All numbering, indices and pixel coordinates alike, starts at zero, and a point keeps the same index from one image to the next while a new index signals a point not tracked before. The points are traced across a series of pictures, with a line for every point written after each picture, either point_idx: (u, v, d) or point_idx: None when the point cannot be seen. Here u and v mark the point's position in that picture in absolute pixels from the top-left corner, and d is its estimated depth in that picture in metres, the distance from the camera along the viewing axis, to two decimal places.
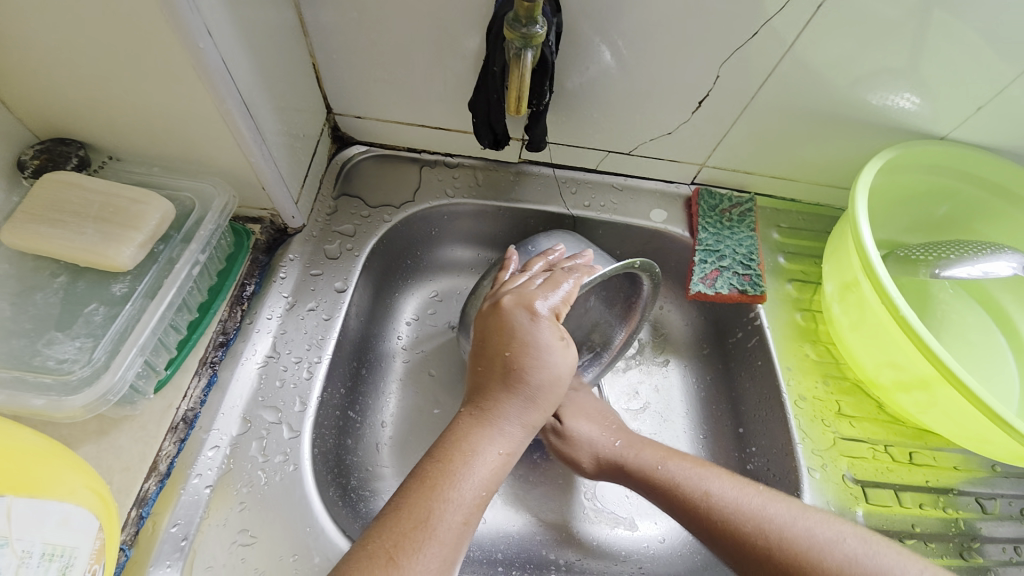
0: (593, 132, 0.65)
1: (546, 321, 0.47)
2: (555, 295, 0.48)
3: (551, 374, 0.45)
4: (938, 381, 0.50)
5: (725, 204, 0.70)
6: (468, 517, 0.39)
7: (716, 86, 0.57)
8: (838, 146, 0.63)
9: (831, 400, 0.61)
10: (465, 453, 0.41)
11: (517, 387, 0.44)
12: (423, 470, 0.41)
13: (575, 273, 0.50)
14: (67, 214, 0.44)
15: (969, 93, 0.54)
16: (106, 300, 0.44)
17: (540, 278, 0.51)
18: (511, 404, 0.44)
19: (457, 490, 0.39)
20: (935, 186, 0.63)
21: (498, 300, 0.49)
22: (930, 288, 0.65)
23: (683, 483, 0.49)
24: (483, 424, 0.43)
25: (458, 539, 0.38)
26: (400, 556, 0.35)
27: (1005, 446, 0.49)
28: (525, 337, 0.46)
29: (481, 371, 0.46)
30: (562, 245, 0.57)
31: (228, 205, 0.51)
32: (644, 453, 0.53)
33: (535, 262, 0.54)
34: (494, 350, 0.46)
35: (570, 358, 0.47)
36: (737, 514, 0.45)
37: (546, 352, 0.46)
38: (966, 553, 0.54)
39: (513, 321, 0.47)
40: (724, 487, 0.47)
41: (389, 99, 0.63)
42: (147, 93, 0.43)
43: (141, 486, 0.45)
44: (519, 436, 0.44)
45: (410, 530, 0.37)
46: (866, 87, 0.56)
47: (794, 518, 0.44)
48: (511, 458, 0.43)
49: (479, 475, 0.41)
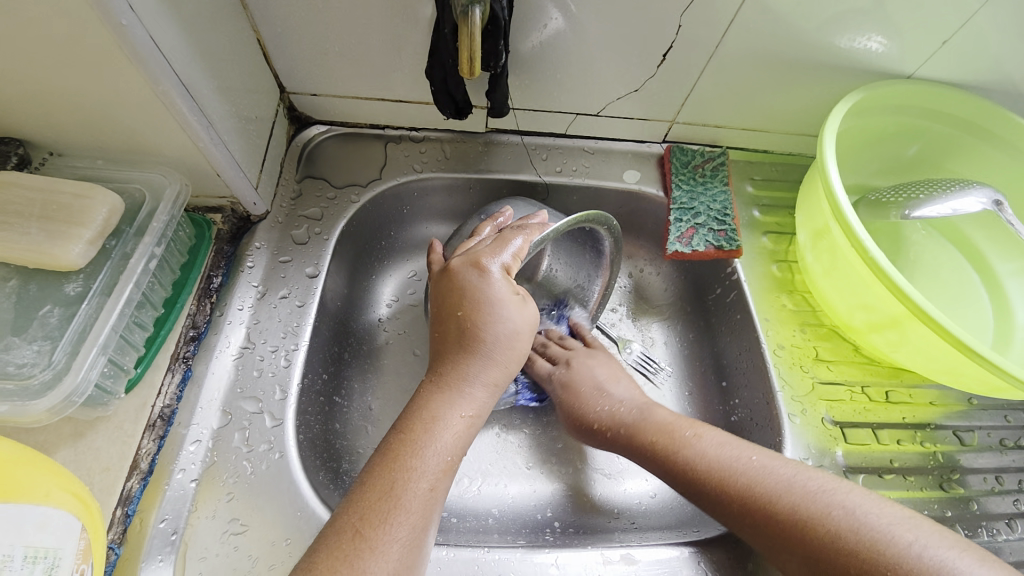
0: (558, 94, 0.63)
1: (497, 277, 0.46)
2: (506, 252, 0.47)
3: (507, 329, 0.45)
4: (907, 318, 0.50)
5: (698, 159, 0.70)
6: (434, 484, 0.40)
7: (679, 37, 0.55)
8: (805, 92, 0.62)
9: (808, 346, 0.62)
10: (427, 421, 0.41)
11: (473, 346, 0.45)
12: (387, 444, 0.41)
13: (525, 230, 0.49)
14: (9, 215, 0.42)
15: (933, 28, 0.53)
16: (60, 300, 0.42)
17: (490, 240, 0.50)
18: (470, 364, 0.44)
19: (420, 458, 0.40)
20: (904, 126, 0.63)
21: (447, 264, 0.49)
22: (903, 230, 0.65)
23: (674, 453, 0.47)
24: (442, 389, 0.43)
25: (427, 506, 0.39)
26: (366, 529, 0.36)
27: (978, 377, 0.50)
28: (477, 295, 0.45)
29: (440, 335, 0.47)
30: (511, 209, 0.57)
31: (181, 195, 0.50)
32: (639, 433, 0.51)
33: (484, 228, 0.53)
34: (448, 312, 0.46)
35: (528, 314, 0.47)
36: (727, 485, 0.44)
37: (499, 307, 0.45)
38: (946, 484, 0.56)
39: (462, 281, 0.46)
40: (711, 458, 0.45)
41: (344, 74, 0.60)
42: (78, 81, 0.41)
43: (123, 485, 0.44)
44: (481, 397, 0.44)
45: (376, 503, 0.37)
46: (831, 29, 0.54)
47: (787, 475, 0.42)
48: (476, 419, 0.43)
49: (443, 441, 0.41)
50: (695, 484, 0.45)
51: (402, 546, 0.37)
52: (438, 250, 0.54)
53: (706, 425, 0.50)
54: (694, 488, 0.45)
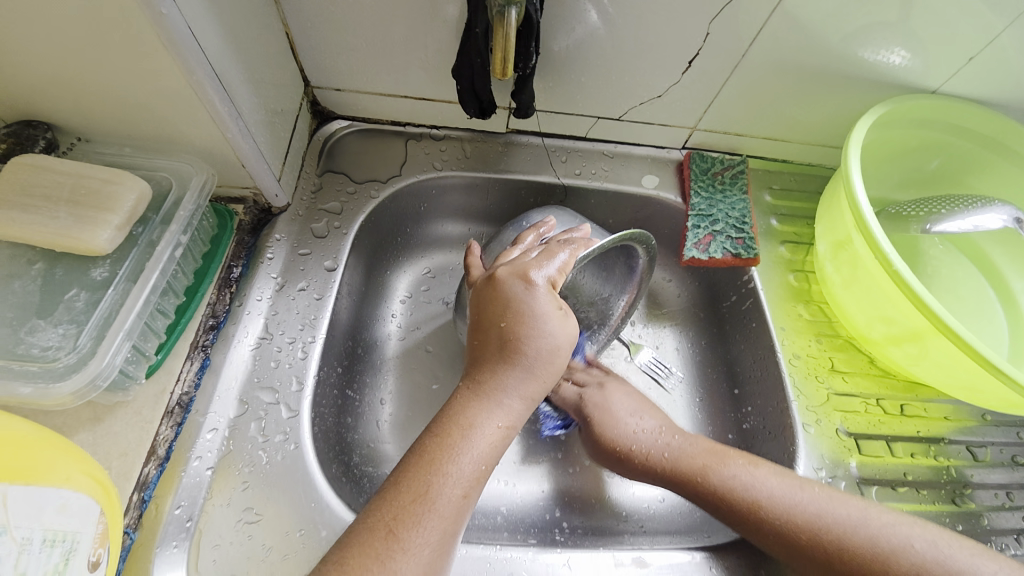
0: (581, 97, 0.63)
1: (542, 290, 0.46)
2: (551, 266, 0.48)
3: (549, 344, 0.45)
4: (929, 333, 0.50)
5: (717, 166, 0.70)
6: (467, 491, 0.39)
7: (707, 45, 0.55)
8: (829, 104, 0.62)
9: (824, 356, 0.62)
10: (463, 427, 0.41)
11: (514, 358, 0.44)
12: (422, 445, 0.41)
13: (571, 244, 0.49)
14: (39, 198, 0.42)
15: (961, 44, 0.53)
16: (87, 285, 0.42)
17: (535, 251, 0.50)
18: (509, 376, 0.44)
19: (456, 463, 0.39)
20: (926, 140, 0.63)
21: (493, 271, 0.48)
22: (921, 244, 0.65)
23: (732, 491, 0.47)
24: (480, 398, 0.43)
25: (458, 512, 0.38)
26: (399, 529, 0.36)
27: (998, 394, 0.49)
28: (521, 307, 0.45)
29: (478, 343, 0.46)
30: (554, 219, 0.57)
31: (207, 184, 0.50)
32: (685, 458, 0.51)
33: (527, 236, 0.54)
34: (491, 321, 0.46)
35: (568, 329, 0.46)
36: (795, 524, 0.44)
37: (543, 322, 0.45)
38: (958, 498, 0.55)
39: (507, 291, 0.46)
40: (776, 493, 0.46)
41: (369, 70, 0.60)
42: (113, 68, 0.41)
43: (141, 470, 0.44)
44: (518, 409, 0.43)
45: (410, 504, 0.37)
46: (858, 42, 0.54)
47: (864, 519, 0.44)
48: (511, 430, 0.43)
49: (478, 449, 0.41)
50: (763, 528, 0.46)
51: (432, 550, 0.36)
52: (475, 255, 0.54)
53: (763, 459, 0.50)
54: (752, 521, 0.46)
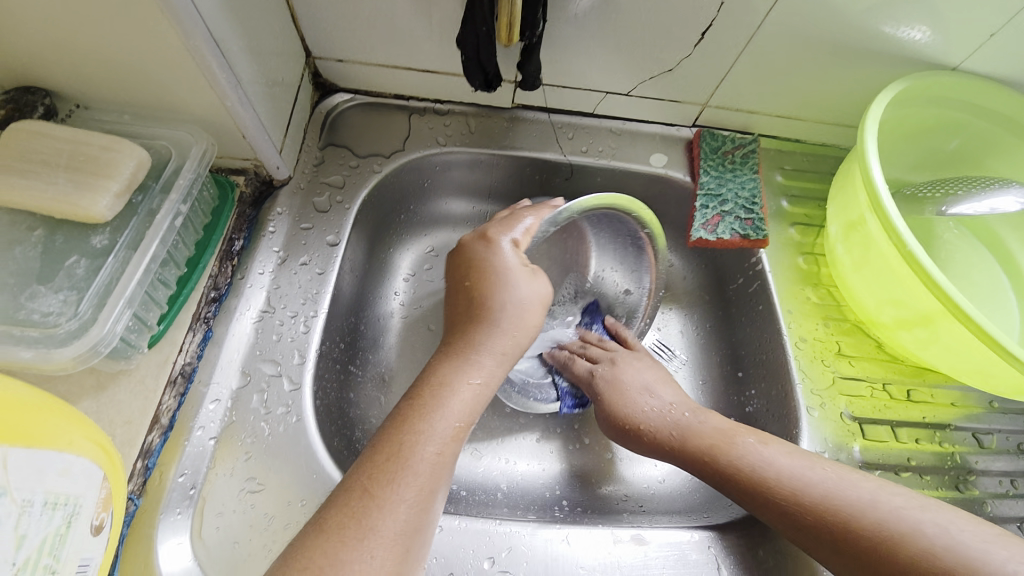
0: (589, 71, 0.61)
1: (505, 248, 0.49)
2: (516, 229, 0.50)
3: (514, 298, 0.47)
4: (941, 316, 0.49)
5: (728, 145, 0.68)
6: (443, 450, 0.39)
7: (720, 16, 0.53)
8: (847, 80, 0.60)
9: (831, 340, 0.61)
10: (435, 387, 0.42)
11: (481, 316, 0.46)
12: (398, 409, 0.41)
13: (537, 209, 0.52)
14: (37, 164, 0.42)
15: (988, 18, 0.51)
16: (87, 252, 0.42)
17: (502, 218, 0.53)
18: (479, 333, 0.45)
19: (430, 423, 0.39)
20: (946, 119, 0.61)
21: (461, 238, 0.52)
22: (935, 228, 0.63)
23: (747, 465, 0.45)
24: (451, 356, 0.44)
25: (436, 470, 0.38)
26: (375, 488, 0.36)
27: (1006, 379, 0.49)
28: (484, 265, 0.48)
29: (451, 308, 0.49)
30: (533, 199, 0.58)
31: (206, 154, 0.49)
32: (698, 433, 0.50)
33: (503, 215, 0.56)
34: (458, 285, 0.48)
35: (537, 286, 0.48)
36: (813, 501, 0.42)
37: (506, 276, 0.47)
38: (961, 485, 0.55)
39: (472, 253, 0.49)
40: (795, 470, 0.44)
41: (371, 40, 0.59)
42: (108, 32, 0.40)
43: (144, 438, 0.44)
44: (490, 365, 0.44)
45: (385, 463, 0.37)
46: (880, 15, 0.52)
47: (873, 502, 0.40)
48: (486, 387, 0.43)
49: (451, 408, 0.41)
50: (774, 503, 0.43)
51: (409, 508, 0.36)
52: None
53: (781, 440, 0.48)
54: (766, 496, 0.44)
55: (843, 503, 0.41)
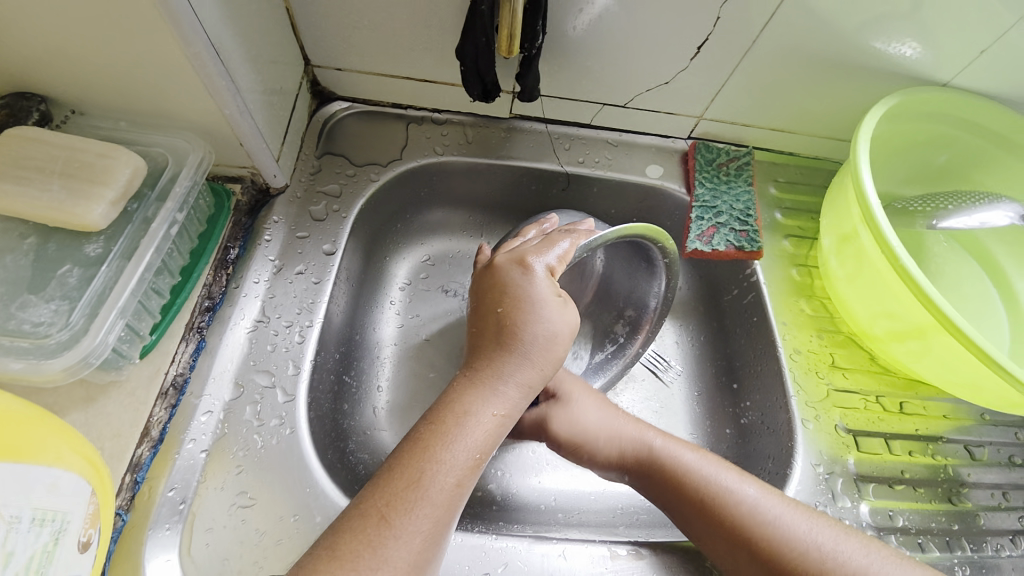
0: (587, 83, 0.62)
1: (541, 276, 0.46)
2: (552, 253, 0.47)
3: (547, 331, 0.44)
4: (933, 329, 0.50)
5: (723, 158, 0.69)
6: (461, 480, 0.38)
7: (715, 31, 0.54)
8: (839, 96, 0.61)
9: (825, 352, 0.61)
10: (458, 414, 0.40)
11: (511, 344, 0.43)
12: (417, 432, 0.39)
13: (573, 234, 0.49)
14: (31, 170, 0.41)
15: (974, 37, 0.52)
16: (80, 261, 0.42)
17: (536, 240, 0.50)
18: (507, 362, 0.42)
19: (450, 451, 0.38)
20: (935, 135, 0.62)
21: (492, 259, 0.48)
22: (926, 240, 0.64)
23: (712, 489, 0.46)
24: (476, 385, 0.42)
25: (452, 500, 0.37)
26: (392, 516, 0.35)
27: (998, 392, 0.49)
28: (518, 292, 0.45)
29: (477, 330, 0.45)
30: (556, 216, 0.56)
31: (204, 162, 0.49)
32: (661, 452, 0.49)
33: (530, 229, 0.53)
34: (488, 308, 0.45)
35: (568, 317, 0.45)
36: (772, 530, 0.43)
37: (541, 307, 0.44)
38: (955, 498, 0.55)
39: (506, 277, 0.46)
40: (758, 499, 0.45)
41: (370, 50, 0.59)
42: (107, 40, 0.40)
43: (134, 451, 0.44)
44: (515, 397, 0.42)
45: (402, 491, 0.36)
46: (869, 32, 0.53)
47: (837, 542, 0.42)
48: (507, 420, 0.41)
49: (473, 437, 0.39)
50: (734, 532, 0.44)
51: (423, 538, 0.35)
52: (486, 252, 0.52)
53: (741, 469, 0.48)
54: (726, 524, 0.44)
55: (798, 539, 0.42)
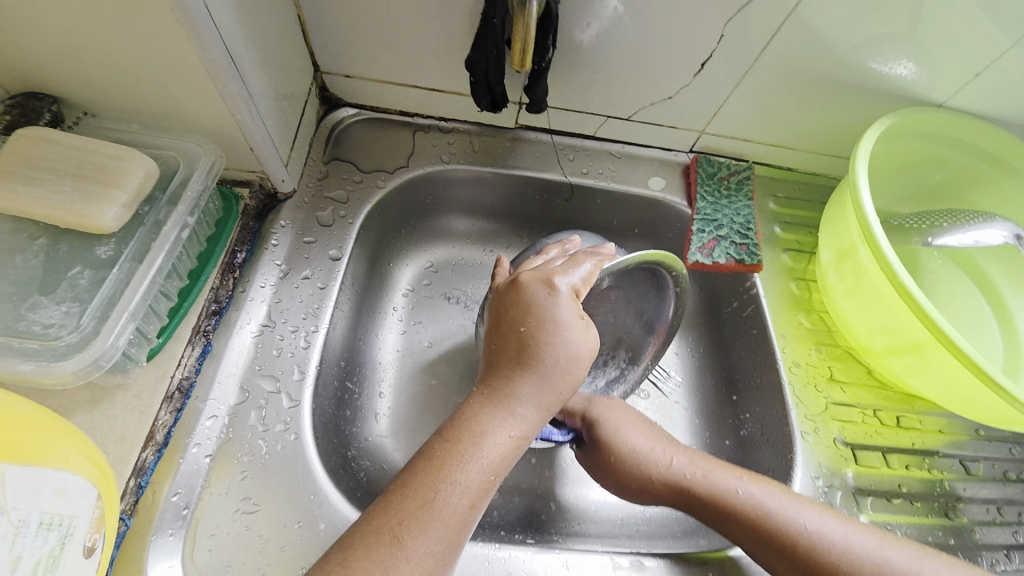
0: (592, 96, 0.63)
1: (565, 297, 0.46)
2: (577, 274, 0.47)
3: (568, 353, 0.44)
4: (931, 345, 0.51)
5: (723, 172, 0.70)
6: (474, 501, 0.38)
7: (720, 48, 0.55)
8: (837, 114, 0.63)
9: (823, 365, 0.62)
10: (475, 434, 0.40)
11: (531, 365, 0.43)
12: (431, 448, 0.40)
13: (597, 256, 0.49)
14: (43, 171, 0.41)
15: (967, 60, 0.54)
16: (91, 263, 0.42)
17: (559, 260, 0.50)
18: (524, 383, 0.43)
19: (465, 471, 0.38)
20: (929, 155, 0.63)
21: (517, 276, 0.48)
22: (920, 257, 0.65)
23: (759, 510, 0.46)
24: (494, 403, 0.42)
25: (463, 522, 0.37)
26: (404, 535, 0.35)
27: (994, 408, 0.50)
28: (541, 313, 0.45)
29: (495, 348, 0.45)
30: (577, 237, 0.56)
31: (215, 165, 0.49)
32: (706, 473, 0.49)
33: (552, 249, 0.53)
34: (509, 326, 0.45)
35: (590, 340, 0.45)
36: (824, 549, 0.44)
37: (563, 329, 0.44)
38: (951, 512, 0.56)
39: (530, 296, 0.46)
40: (809, 521, 0.45)
41: (380, 58, 0.60)
42: (124, 44, 0.40)
43: (138, 455, 0.43)
44: (532, 419, 0.42)
45: (416, 510, 0.36)
46: (867, 53, 0.55)
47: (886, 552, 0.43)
48: (523, 441, 0.42)
49: (488, 457, 0.39)
50: (788, 553, 0.44)
51: (433, 559, 0.36)
52: (504, 266, 0.53)
53: (786, 487, 0.49)
54: (781, 545, 0.44)
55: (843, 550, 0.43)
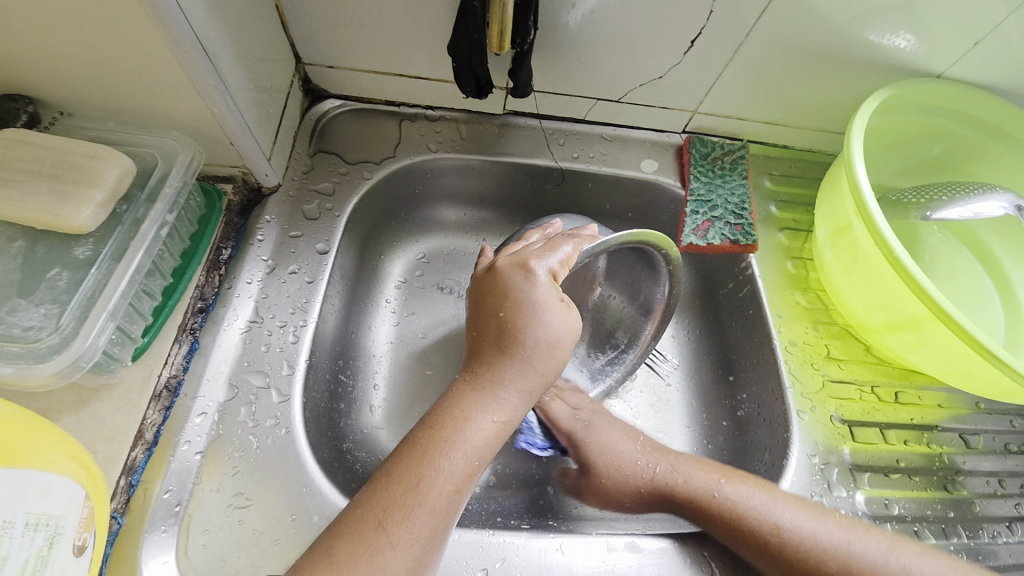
0: (580, 78, 0.62)
1: (542, 280, 0.45)
2: (554, 257, 0.46)
3: (548, 335, 0.43)
4: (928, 320, 0.50)
5: (717, 152, 0.68)
6: (458, 486, 0.38)
7: (708, 25, 0.54)
8: (832, 89, 0.61)
9: (820, 344, 0.61)
10: (457, 420, 0.40)
11: (513, 350, 0.42)
12: (414, 437, 0.39)
13: (576, 238, 0.48)
14: (18, 172, 0.41)
15: (966, 29, 0.52)
16: (69, 264, 0.41)
17: (538, 244, 0.49)
18: (508, 368, 0.42)
19: (448, 457, 0.38)
20: (928, 127, 0.62)
21: (494, 262, 0.47)
22: (919, 231, 0.64)
23: (746, 512, 0.47)
24: (476, 390, 0.41)
25: (449, 507, 0.37)
26: (389, 522, 0.35)
27: (992, 381, 0.49)
28: (518, 296, 0.44)
29: (477, 336, 0.45)
30: (560, 220, 0.55)
31: (194, 161, 0.48)
32: (694, 477, 0.50)
33: (532, 233, 0.52)
34: (488, 312, 0.44)
35: (571, 322, 0.44)
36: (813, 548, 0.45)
37: (542, 312, 0.43)
38: (950, 485, 0.55)
39: (507, 281, 0.45)
40: (797, 521, 0.46)
41: (362, 47, 0.58)
42: (94, 40, 0.39)
43: (128, 454, 0.43)
44: (515, 403, 0.42)
45: (400, 496, 0.36)
46: (862, 25, 0.53)
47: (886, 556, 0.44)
48: (506, 426, 0.41)
49: (471, 443, 0.39)
50: (777, 554, 0.45)
51: (419, 544, 0.35)
52: (487, 253, 0.52)
53: (776, 487, 0.49)
54: (773, 548, 0.46)
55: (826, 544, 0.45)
